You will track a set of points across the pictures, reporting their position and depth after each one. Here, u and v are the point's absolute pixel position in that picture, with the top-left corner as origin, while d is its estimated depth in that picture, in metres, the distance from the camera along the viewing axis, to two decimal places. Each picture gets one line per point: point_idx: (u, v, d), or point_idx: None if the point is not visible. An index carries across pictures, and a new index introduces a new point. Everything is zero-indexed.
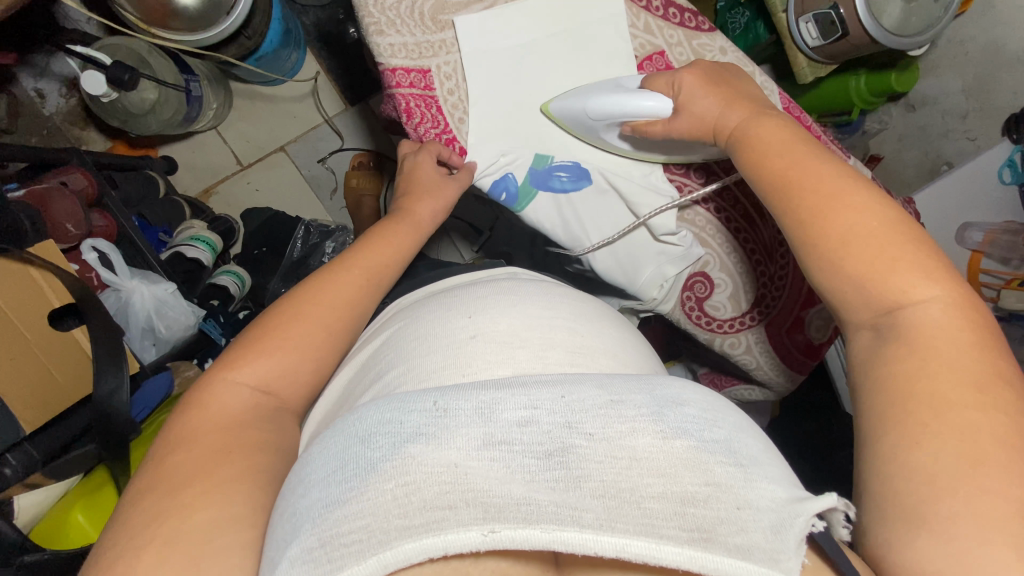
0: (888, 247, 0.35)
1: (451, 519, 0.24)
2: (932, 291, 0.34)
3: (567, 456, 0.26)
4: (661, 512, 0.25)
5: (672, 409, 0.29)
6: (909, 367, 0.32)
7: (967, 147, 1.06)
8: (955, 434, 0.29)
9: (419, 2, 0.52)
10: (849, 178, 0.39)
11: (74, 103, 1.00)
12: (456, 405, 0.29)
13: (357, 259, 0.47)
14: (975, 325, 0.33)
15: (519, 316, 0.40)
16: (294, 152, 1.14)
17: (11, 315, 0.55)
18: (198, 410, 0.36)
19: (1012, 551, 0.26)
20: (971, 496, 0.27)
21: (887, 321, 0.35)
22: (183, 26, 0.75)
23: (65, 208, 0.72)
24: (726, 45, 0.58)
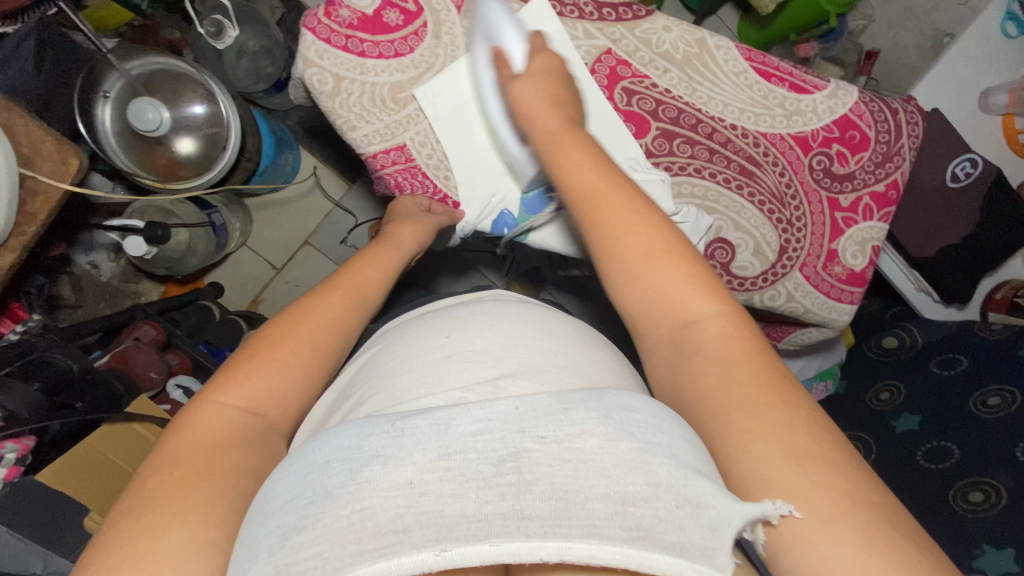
0: (666, 265, 0.39)
1: (405, 542, 0.26)
2: (714, 308, 0.38)
3: (520, 461, 0.29)
4: (603, 513, 0.26)
5: (619, 413, 0.31)
6: (742, 374, 0.35)
7: (962, 13, 1.01)
8: (770, 438, 0.32)
9: (378, 88, 0.55)
10: (641, 205, 0.41)
11: (124, 264, 1.12)
12: (412, 425, 0.31)
13: (342, 279, 0.48)
14: (749, 335, 0.37)
15: (493, 335, 0.43)
16: (318, 241, 1.22)
17: (128, 469, 0.63)
18: (189, 432, 0.36)
19: (858, 544, 0.28)
20: (807, 495, 0.29)
21: (682, 336, 0.38)
22: (191, 171, 0.84)
23: (144, 359, 0.81)
24: (669, 22, 0.59)
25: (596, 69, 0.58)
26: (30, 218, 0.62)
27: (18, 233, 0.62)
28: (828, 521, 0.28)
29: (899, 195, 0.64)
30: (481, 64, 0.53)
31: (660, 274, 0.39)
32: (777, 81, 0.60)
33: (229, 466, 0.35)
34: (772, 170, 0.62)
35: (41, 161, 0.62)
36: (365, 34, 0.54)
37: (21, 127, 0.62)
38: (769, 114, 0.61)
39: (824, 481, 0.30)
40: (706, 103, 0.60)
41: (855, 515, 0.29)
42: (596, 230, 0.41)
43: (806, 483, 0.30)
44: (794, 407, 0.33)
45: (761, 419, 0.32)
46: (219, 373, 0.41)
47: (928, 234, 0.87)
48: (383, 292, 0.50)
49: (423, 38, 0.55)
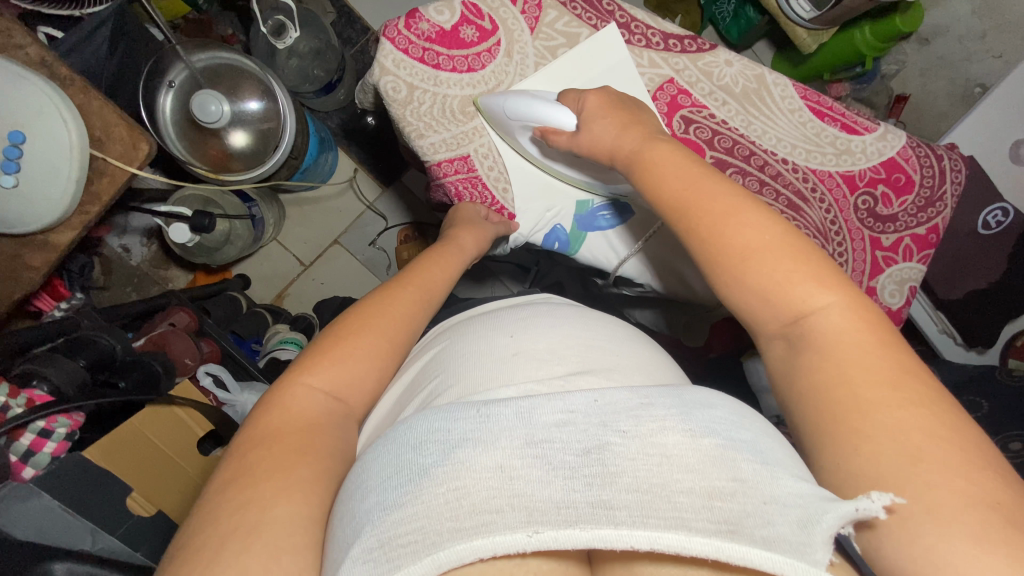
0: (779, 261, 0.38)
1: (499, 522, 0.27)
2: (829, 297, 0.37)
3: (603, 454, 0.30)
4: (690, 506, 0.28)
5: (698, 410, 0.33)
6: (874, 366, 0.34)
7: (994, 65, 1.03)
8: (891, 436, 0.31)
9: (449, 100, 0.57)
10: (735, 199, 0.41)
11: (155, 249, 1.13)
12: (498, 413, 0.32)
13: (411, 278, 0.50)
14: (872, 326, 0.36)
15: (556, 335, 0.44)
16: (347, 242, 1.24)
17: (170, 453, 0.64)
18: (282, 412, 0.38)
19: (975, 544, 0.27)
20: (921, 492, 0.29)
21: (795, 330, 0.37)
22: (242, 165, 0.85)
23: (181, 346, 0.82)
24: (730, 57, 0.61)
25: (657, 97, 0.60)
26: (94, 197, 0.64)
27: (81, 212, 0.64)
28: (947, 520, 0.28)
29: (939, 239, 0.66)
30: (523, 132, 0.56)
31: (760, 270, 0.39)
32: (830, 121, 0.63)
33: (321, 447, 0.37)
34: (818, 206, 0.63)
35: (111, 143, 0.64)
36: (441, 48, 0.56)
37: (94, 109, 0.64)
38: (820, 151, 0.62)
39: (938, 480, 0.29)
40: (760, 137, 0.62)
41: (970, 513, 0.28)
42: (692, 235, 0.42)
43: (927, 484, 0.29)
44: (915, 400, 0.32)
45: (876, 422, 0.32)
46: (300, 358, 0.43)
47: (954, 278, 0.89)
48: (446, 292, 0.52)
49: (495, 56, 0.57)
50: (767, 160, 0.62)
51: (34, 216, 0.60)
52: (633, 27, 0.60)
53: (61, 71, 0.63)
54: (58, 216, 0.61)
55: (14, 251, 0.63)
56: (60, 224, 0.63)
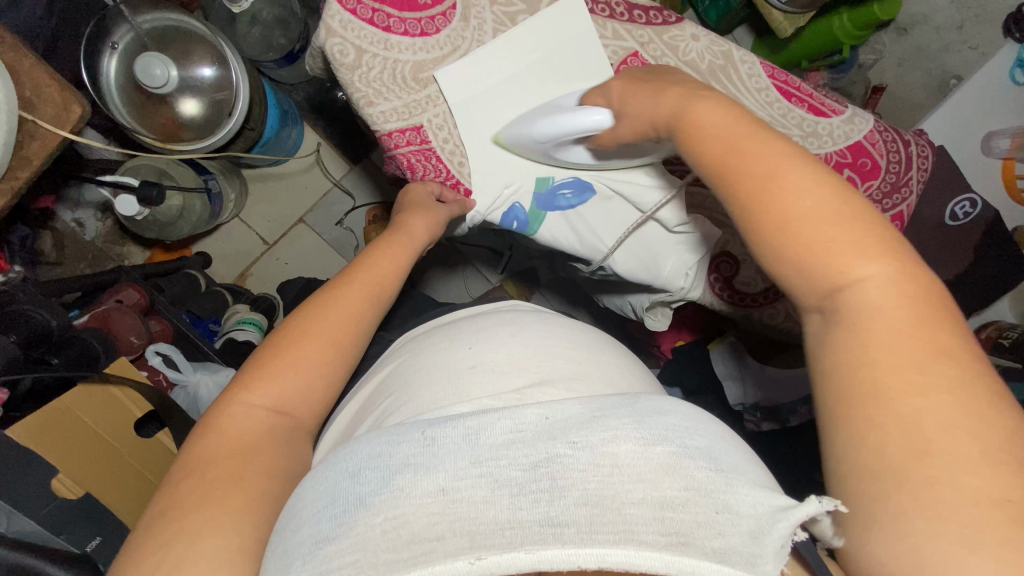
0: (824, 229, 0.34)
1: (439, 550, 0.25)
2: (874, 267, 0.33)
3: (554, 467, 0.27)
4: (641, 518, 0.25)
5: (651, 418, 0.30)
6: (904, 349, 0.31)
7: (971, 56, 1.05)
8: (900, 427, 0.29)
9: (399, 67, 0.54)
10: (785, 156, 0.37)
11: (110, 224, 1.08)
12: (444, 433, 0.30)
13: (357, 273, 0.47)
14: (916, 299, 0.32)
15: (516, 346, 0.42)
16: (312, 221, 1.20)
17: (103, 434, 0.61)
18: (217, 435, 0.36)
19: (969, 547, 0.25)
20: (916, 491, 0.27)
21: (830, 303, 0.34)
22: (193, 135, 0.81)
23: (125, 323, 0.78)
24: (697, 31, 0.59)
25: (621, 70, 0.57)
26: (23, 162, 0.59)
27: (10, 177, 0.59)
28: (944, 519, 0.26)
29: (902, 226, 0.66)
30: (553, 149, 0.54)
31: (801, 239, 0.35)
32: (799, 101, 0.61)
33: (264, 468, 0.35)
34: None
35: (42, 105, 0.60)
36: (392, 9, 0.53)
37: (24, 67, 0.59)
38: (786, 132, 0.61)
39: (942, 477, 0.27)
40: None
41: (973, 514, 0.26)
42: (737, 200, 0.38)
43: (926, 478, 0.27)
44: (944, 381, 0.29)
45: (890, 410, 0.29)
46: (240, 373, 0.41)
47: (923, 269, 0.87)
48: (398, 284, 0.50)
49: (451, 20, 0.55)
50: None
51: None
52: None
53: None
54: None
55: None
56: None
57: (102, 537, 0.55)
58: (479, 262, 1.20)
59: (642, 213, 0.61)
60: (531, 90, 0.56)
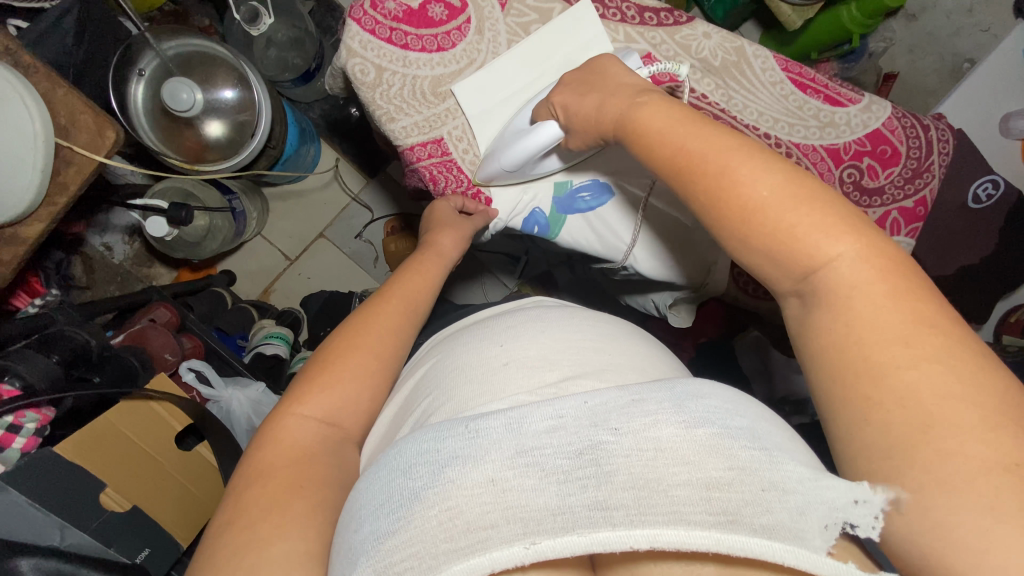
0: (785, 215, 0.34)
1: (494, 537, 0.27)
2: (839, 247, 0.33)
3: (597, 454, 0.28)
4: (687, 499, 0.27)
5: (692, 401, 0.30)
6: (886, 323, 0.30)
7: (982, 39, 1.07)
8: (901, 404, 0.29)
9: (419, 81, 0.56)
10: (731, 148, 0.37)
11: (138, 246, 1.12)
12: (486, 425, 0.31)
13: (394, 289, 0.48)
14: (889, 271, 0.32)
15: (548, 341, 0.43)
16: (332, 235, 1.22)
17: (146, 448, 0.62)
18: (274, 446, 0.37)
19: (990, 514, 0.25)
20: (933, 464, 0.27)
21: (807, 287, 0.34)
22: (218, 155, 0.84)
23: (160, 341, 0.80)
24: (709, 29, 0.59)
25: None
26: (62, 188, 0.62)
27: (48, 203, 0.62)
28: (958, 490, 0.26)
29: (927, 212, 0.65)
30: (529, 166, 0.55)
31: (766, 227, 0.34)
32: (814, 94, 0.61)
33: (319, 477, 0.36)
34: None
35: (77, 132, 0.62)
36: (409, 27, 0.55)
37: (60, 97, 0.62)
38: (803, 124, 0.61)
39: (950, 448, 0.27)
40: (741, 111, 0.60)
41: (987, 483, 0.26)
42: (696, 195, 0.37)
43: (939, 452, 0.27)
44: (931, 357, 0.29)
45: (888, 387, 0.29)
46: (290, 388, 0.42)
47: (949, 255, 0.86)
48: (432, 296, 0.50)
49: (466, 33, 0.56)
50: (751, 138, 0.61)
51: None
52: None
53: (25, 59, 0.61)
54: (26, 208, 0.59)
55: None
56: (28, 217, 0.61)
57: (151, 547, 0.60)
58: (496, 268, 1.23)
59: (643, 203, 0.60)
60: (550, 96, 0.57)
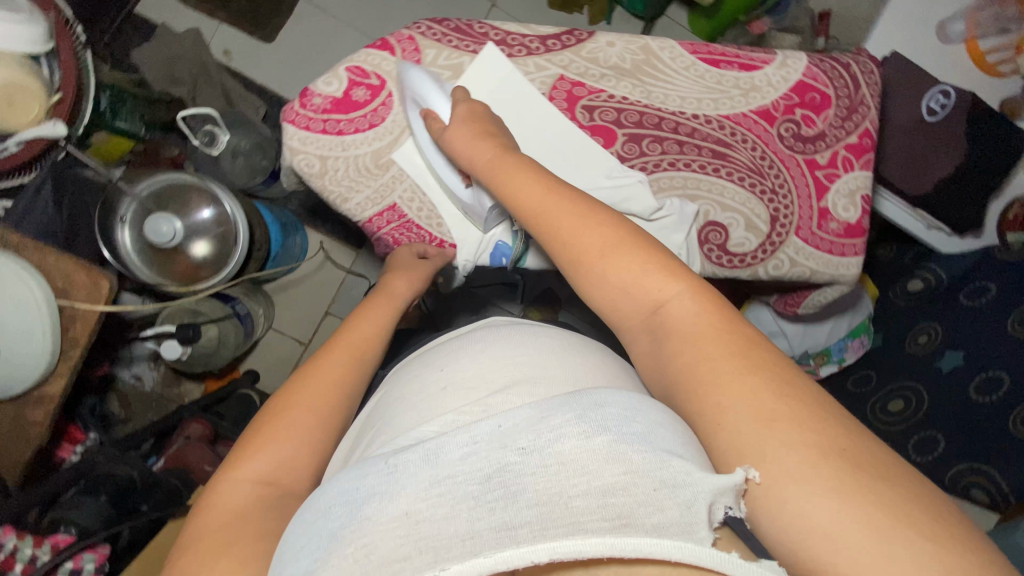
0: (629, 256, 0.43)
1: (407, 568, 0.28)
2: (677, 287, 0.41)
3: (506, 475, 0.31)
4: (585, 508, 0.29)
5: (593, 409, 0.33)
6: (721, 340, 0.38)
7: None
8: (743, 405, 0.35)
9: (361, 159, 0.60)
10: (587, 210, 0.46)
11: (163, 370, 1.17)
12: (405, 459, 0.33)
13: (336, 343, 0.51)
14: (720, 307, 0.40)
15: (485, 360, 0.46)
16: (338, 310, 1.27)
17: None
18: (211, 510, 0.39)
19: (830, 495, 0.30)
20: (780, 454, 0.32)
21: (655, 322, 0.42)
22: (208, 271, 0.89)
23: (199, 456, 0.86)
24: (611, 37, 0.62)
25: (553, 96, 0.62)
26: (73, 342, 0.68)
27: (65, 358, 0.68)
28: (804, 475, 0.31)
29: (874, 142, 0.66)
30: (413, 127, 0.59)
31: (618, 264, 0.43)
32: (728, 66, 0.64)
33: (250, 526, 0.37)
34: (743, 147, 0.64)
35: (74, 289, 0.68)
36: (339, 115, 0.59)
37: (52, 262, 0.68)
38: (727, 97, 0.64)
39: (790, 439, 0.33)
40: (664, 101, 0.63)
41: (825, 466, 0.31)
42: (558, 242, 0.46)
43: (780, 444, 0.33)
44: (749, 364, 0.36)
45: (729, 391, 0.35)
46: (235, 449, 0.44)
47: (923, 171, 0.89)
48: (378, 348, 0.53)
49: (392, 107, 0.59)
50: (678, 121, 0.63)
51: (18, 375, 0.65)
52: (509, 40, 0.61)
53: (13, 238, 0.67)
54: (42, 370, 0.65)
55: (15, 413, 0.67)
56: (50, 375, 0.67)
57: None
58: (495, 299, 1.27)
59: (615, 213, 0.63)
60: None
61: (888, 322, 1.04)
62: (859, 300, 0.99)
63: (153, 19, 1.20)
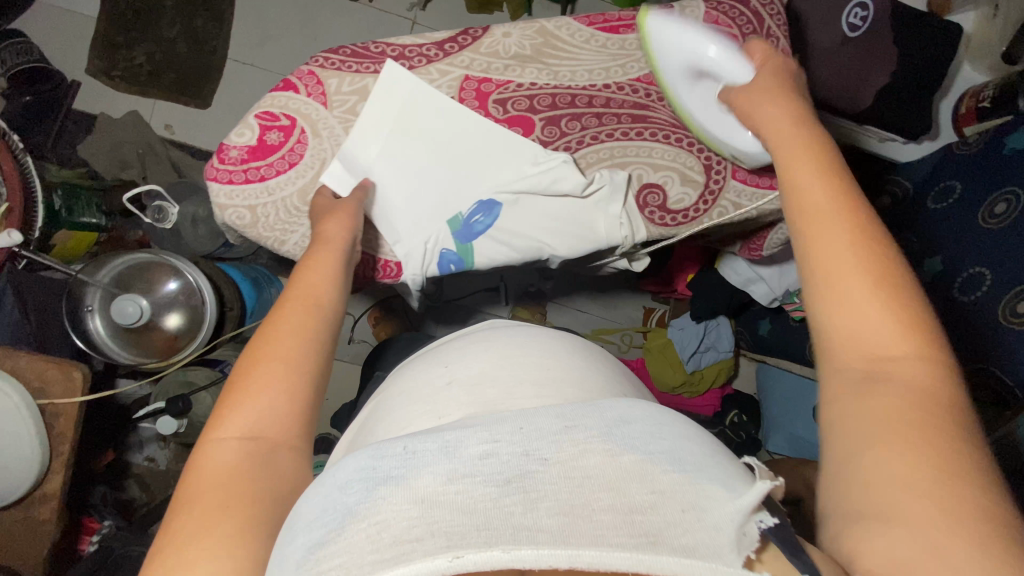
0: (819, 206, 0.41)
1: (419, 550, 0.27)
2: (859, 255, 0.37)
3: (525, 482, 0.30)
4: (611, 523, 0.28)
5: (619, 427, 0.33)
6: (878, 335, 0.35)
7: None
8: (871, 405, 0.33)
9: (288, 199, 0.62)
10: (805, 149, 0.46)
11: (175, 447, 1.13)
12: (423, 447, 0.32)
13: (291, 292, 0.48)
14: (892, 304, 0.35)
15: (492, 357, 0.42)
16: None
17: None
18: (195, 475, 0.38)
19: (929, 516, 0.28)
20: (878, 452, 0.31)
21: (814, 276, 0.38)
22: (186, 340, 0.89)
23: None
24: (506, 29, 0.62)
25: (464, 98, 0.62)
26: (61, 437, 0.69)
27: (58, 454, 0.69)
28: (903, 481, 0.29)
29: None
30: (677, 80, 0.59)
31: (803, 189, 0.42)
32: (628, 29, 0.63)
33: (251, 493, 0.37)
34: (662, 105, 0.64)
35: (51, 386, 0.69)
36: (258, 161, 0.60)
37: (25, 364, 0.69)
38: (633, 59, 0.63)
39: (899, 453, 0.30)
40: (572, 78, 0.63)
41: (931, 488, 0.28)
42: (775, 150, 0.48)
43: (883, 453, 0.31)
44: (889, 304, 0.35)
45: (865, 395, 0.33)
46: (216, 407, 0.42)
47: (859, 87, 0.88)
48: (335, 290, 0.51)
49: (307, 143, 0.61)
50: (591, 94, 0.63)
51: (16, 477, 0.66)
52: (407, 53, 0.61)
53: None
54: (36, 470, 0.66)
55: (24, 515, 0.68)
56: (47, 474, 0.68)
57: None
58: (482, 305, 1.27)
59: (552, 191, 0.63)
60: (404, 148, 0.62)
61: None
62: None
63: (89, 112, 1.21)
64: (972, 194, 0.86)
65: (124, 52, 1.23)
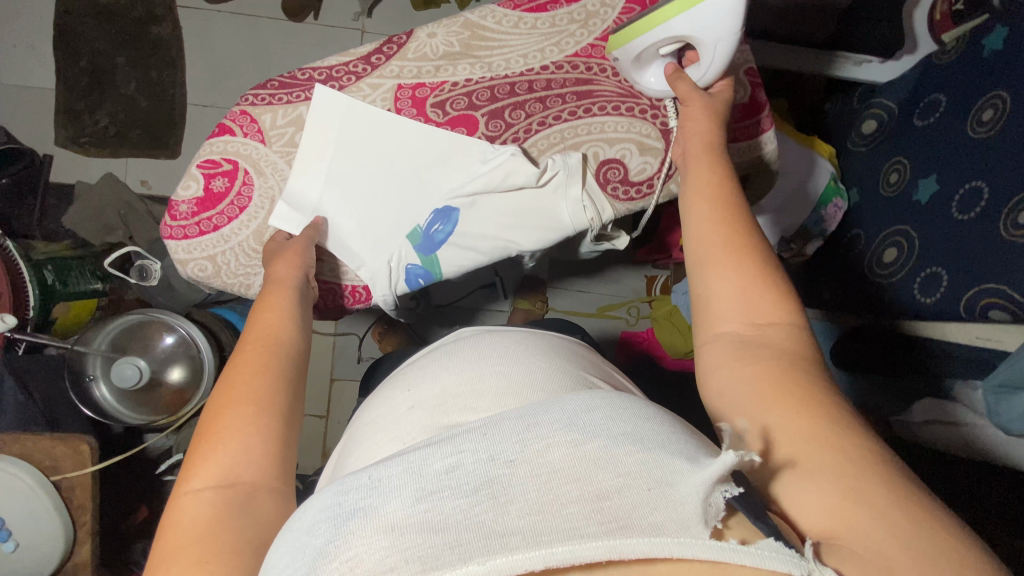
0: (709, 196, 0.46)
1: None
2: (737, 241, 0.43)
3: (495, 487, 0.25)
4: (580, 514, 0.25)
5: (581, 415, 0.28)
6: (756, 311, 0.39)
7: None
8: (755, 372, 0.36)
9: (245, 243, 0.62)
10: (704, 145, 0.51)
11: None
12: (386, 472, 0.27)
13: (250, 334, 0.47)
14: (766, 284, 0.40)
15: (452, 372, 0.41)
16: (342, 373, 1.27)
17: None
18: (170, 533, 0.36)
19: (822, 462, 0.30)
20: (770, 412, 0.34)
21: (700, 266, 0.43)
22: (191, 391, 0.91)
23: None
24: (431, 30, 0.61)
25: (400, 108, 0.60)
26: (82, 507, 0.71)
27: (81, 523, 0.71)
28: (792, 435, 0.32)
29: None
30: None
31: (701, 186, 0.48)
32: (556, 6, 0.61)
33: (230, 539, 0.35)
34: (605, 77, 0.61)
35: (62, 463, 0.70)
36: (208, 212, 0.60)
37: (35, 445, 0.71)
38: (568, 35, 0.61)
39: (787, 411, 0.33)
40: (508, 67, 0.61)
41: (819, 438, 0.31)
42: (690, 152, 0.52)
43: (776, 414, 0.33)
44: (760, 277, 0.41)
45: (748, 366, 0.37)
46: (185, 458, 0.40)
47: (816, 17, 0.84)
48: (292, 328, 0.49)
49: (252, 183, 0.60)
50: (530, 78, 0.61)
51: (45, 552, 0.69)
52: (335, 74, 0.60)
53: None
54: (62, 541, 0.69)
55: None
56: (74, 544, 0.71)
57: None
58: (481, 304, 1.27)
59: (506, 186, 0.61)
60: (348, 170, 0.61)
61: (856, 175, 0.99)
62: (815, 165, 0.95)
63: (67, 183, 1.22)
64: (957, 105, 0.82)
65: (88, 117, 1.24)
